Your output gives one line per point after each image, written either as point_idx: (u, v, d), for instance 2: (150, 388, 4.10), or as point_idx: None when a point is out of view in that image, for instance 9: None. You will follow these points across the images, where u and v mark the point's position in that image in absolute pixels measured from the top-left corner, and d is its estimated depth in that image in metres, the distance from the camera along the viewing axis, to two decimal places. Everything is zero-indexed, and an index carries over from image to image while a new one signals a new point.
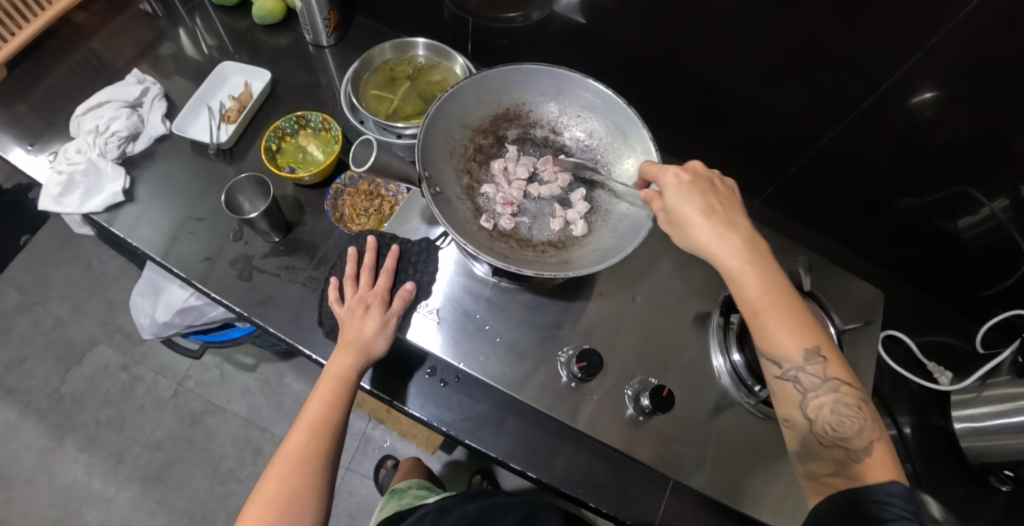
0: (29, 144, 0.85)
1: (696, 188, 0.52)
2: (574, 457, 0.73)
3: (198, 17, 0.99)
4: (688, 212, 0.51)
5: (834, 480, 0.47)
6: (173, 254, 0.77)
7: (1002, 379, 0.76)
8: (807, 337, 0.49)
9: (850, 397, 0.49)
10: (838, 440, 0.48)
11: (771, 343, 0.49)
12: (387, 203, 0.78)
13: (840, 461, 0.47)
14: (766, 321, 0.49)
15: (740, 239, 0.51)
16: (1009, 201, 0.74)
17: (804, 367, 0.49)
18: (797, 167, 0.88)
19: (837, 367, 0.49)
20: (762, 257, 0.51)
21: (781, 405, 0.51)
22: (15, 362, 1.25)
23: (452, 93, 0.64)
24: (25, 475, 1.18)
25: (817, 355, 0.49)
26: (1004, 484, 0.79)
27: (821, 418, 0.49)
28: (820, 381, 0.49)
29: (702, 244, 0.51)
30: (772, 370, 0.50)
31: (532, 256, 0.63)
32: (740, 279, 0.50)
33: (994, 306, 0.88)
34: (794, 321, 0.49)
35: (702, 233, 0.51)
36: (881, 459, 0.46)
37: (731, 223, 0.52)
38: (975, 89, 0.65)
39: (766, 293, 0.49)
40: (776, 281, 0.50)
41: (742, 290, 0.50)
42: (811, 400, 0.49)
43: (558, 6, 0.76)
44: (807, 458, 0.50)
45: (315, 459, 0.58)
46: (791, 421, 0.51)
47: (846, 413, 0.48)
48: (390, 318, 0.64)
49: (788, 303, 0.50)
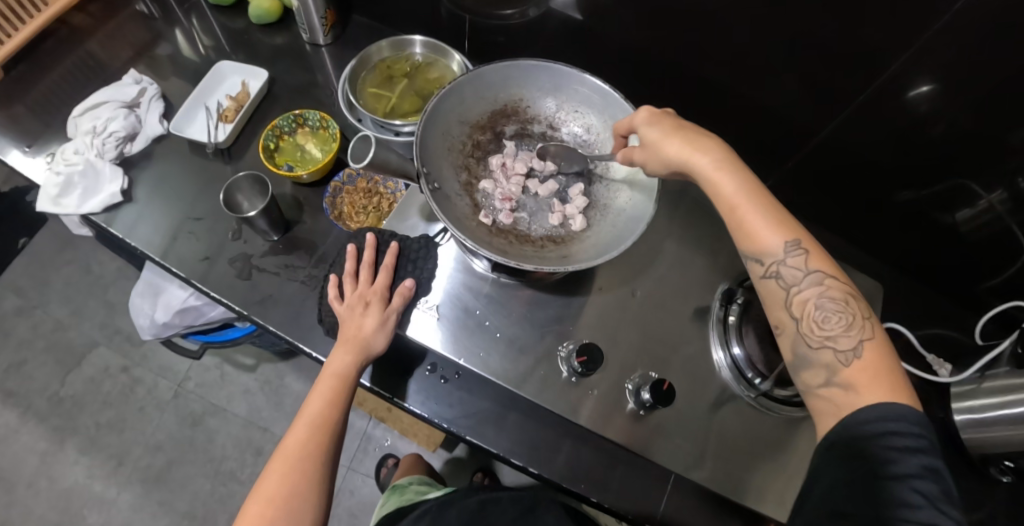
0: (26, 145, 0.85)
1: (661, 115, 0.57)
2: (577, 452, 0.73)
3: (194, 17, 0.99)
4: (654, 133, 0.55)
5: (828, 390, 0.45)
6: (172, 254, 0.77)
7: (1001, 371, 0.78)
8: (787, 229, 0.49)
9: (837, 292, 0.47)
10: (826, 339, 0.46)
11: (750, 240, 0.50)
12: (386, 200, 0.77)
13: (829, 366, 0.45)
14: (743, 215, 0.50)
15: (713, 145, 0.53)
16: (1007, 193, 0.74)
17: (786, 259, 0.48)
18: (795, 160, 0.88)
19: (820, 260, 0.48)
20: (737, 162, 0.52)
21: (769, 310, 0.50)
22: (15, 365, 1.25)
23: (450, 90, 0.65)
24: (26, 478, 1.18)
25: (798, 246, 0.48)
26: (1004, 476, 0.79)
27: (806, 315, 0.47)
28: (802, 273, 0.48)
29: (676, 151, 0.53)
30: (755, 270, 0.50)
31: (532, 251, 0.63)
32: (716, 175, 0.51)
33: (992, 298, 0.89)
34: (771, 216, 0.50)
35: (673, 144, 0.54)
36: (872, 362, 0.44)
37: (704, 133, 0.54)
38: (972, 82, 0.65)
39: (739, 188, 0.50)
40: (749, 182, 0.51)
41: (716, 187, 0.51)
42: (796, 296, 0.48)
43: (555, 2, 0.76)
44: (802, 368, 0.47)
45: (315, 456, 0.58)
46: (782, 329, 0.50)
47: (832, 308, 0.46)
48: (390, 315, 0.64)
49: (763, 202, 0.50)
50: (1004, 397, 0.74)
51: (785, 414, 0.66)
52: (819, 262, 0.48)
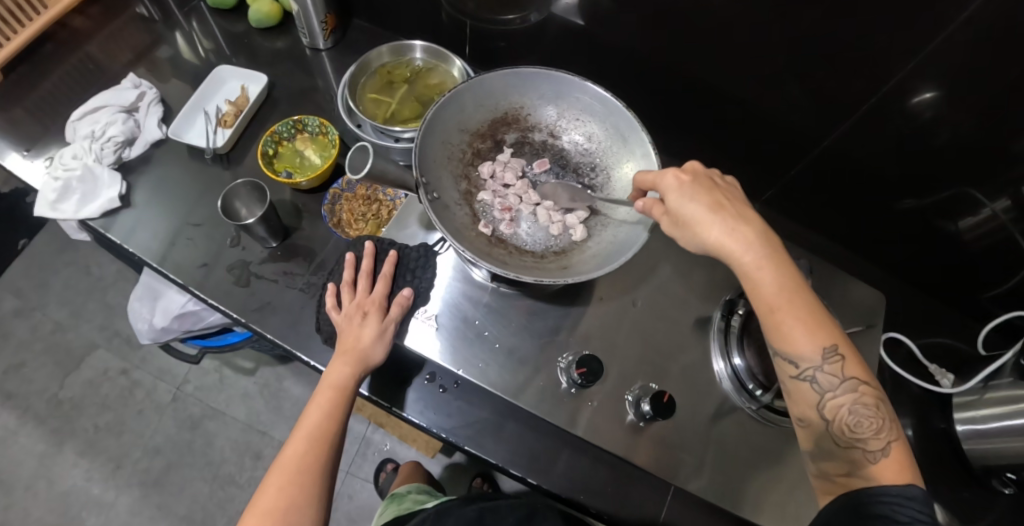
0: (25, 149, 0.85)
1: (701, 186, 0.51)
2: (576, 463, 0.72)
3: (195, 20, 0.98)
4: (693, 212, 0.49)
5: (846, 480, 0.47)
6: (170, 260, 0.77)
7: (1003, 382, 0.77)
8: (824, 336, 0.48)
9: (868, 397, 0.48)
10: (856, 441, 0.47)
11: (787, 344, 0.48)
12: (385, 207, 0.77)
13: (855, 463, 0.47)
14: (783, 321, 0.48)
15: (756, 238, 0.49)
16: (1011, 201, 0.73)
17: (824, 366, 0.48)
18: (798, 168, 0.87)
19: (855, 367, 0.48)
20: (778, 256, 0.49)
21: (796, 404, 0.50)
22: (14, 367, 1.25)
23: (450, 97, 0.64)
24: (24, 480, 1.17)
25: (836, 354, 0.47)
26: (1006, 487, 0.79)
27: (838, 418, 0.48)
28: (838, 380, 0.48)
29: (716, 242, 0.49)
30: (787, 370, 0.49)
31: (531, 262, 0.62)
32: (755, 272, 0.48)
33: (995, 307, 0.89)
34: (810, 319, 0.48)
35: (715, 231, 0.49)
36: (898, 463, 0.46)
37: (741, 218, 0.50)
38: (975, 89, 0.64)
39: (781, 289, 0.48)
40: (788, 279, 0.48)
41: (756, 287, 0.48)
42: (829, 400, 0.48)
43: (556, 8, 0.76)
44: (823, 459, 0.49)
45: (313, 471, 0.57)
46: (807, 422, 0.50)
47: (864, 413, 0.47)
48: (388, 325, 0.63)
49: (804, 302, 0.48)
50: (1007, 408, 0.74)
51: (786, 426, 0.66)
52: (855, 370, 0.47)
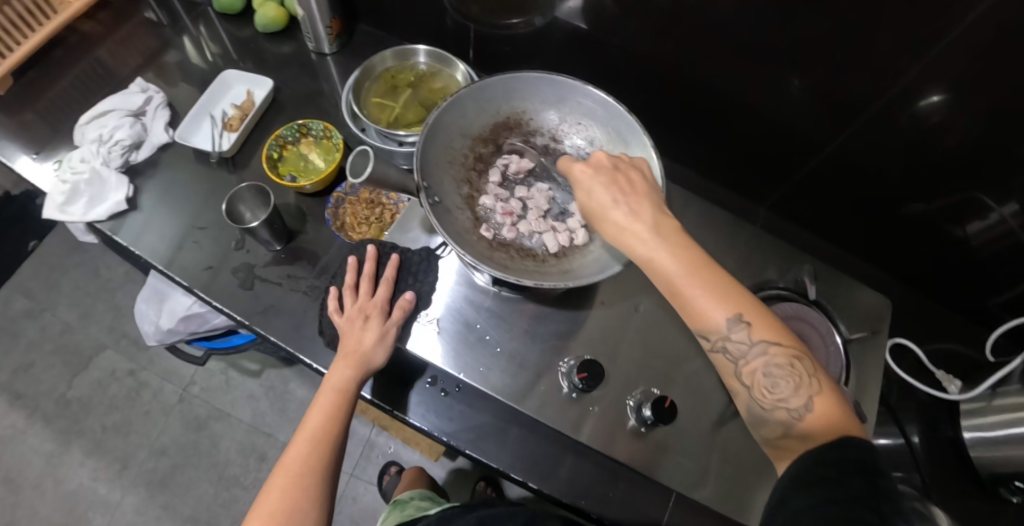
0: (35, 152, 0.86)
1: (602, 174, 0.51)
2: (577, 469, 0.72)
3: (202, 25, 0.99)
4: (596, 206, 0.50)
5: (787, 443, 0.44)
6: (175, 263, 0.77)
7: (1012, 388, 0.76)
8: (728, 302, 0.45)
9: (782, 356, 0.45)
10: (778, 402, 0.45)
11: (695, 321, 0.46)
12: (388, 211, 0.77)
13: (784, 423, 0.44)
14: (686, 300, 0.46)
15: (644, 225, 0.48)
16: (1020, 206, 0.73)
17: (731, 335, 0.45)
18: (803, 172, 0.87)
19: (765, 329, 0.45)
20: (671, 235, 0.47)
21: (723, 375, 0.48)
22: (23, 368, 1.26)
23: (452, 102, 0.64)
24: (32, 479, 1.18)
25: (740, 320, 0.45)
26: (1015, 496, 0.77)
27: (757, 384, 0.46)
28: (747, 346, 0.45)
29: (613, 238, 0.49)
30: (704, 344, 0.47)
31: (532, 265, 0.62)
32: (651, 265, 0.47)
33: (1005, 313, 0.88)
34: (712, 290, 0.45)
35: (612, 221, 0.49)
36: (824, 413, 0.43)
37: (635, 208, 0.49)
38: (983, 95, 0.64)
39: (680, 271, 0.46)
40: (685, 255, 0.46)
41: (655, 277, 0.47)
42: (745, 367, 0.46)
43: (559, 11, 0.76)
44: (759, 426, 0.47)
45: (316, 472, 0.57)
46: (734, 390, 0.48)
47: (779, 373, 0.44)
48: (389, 328, 0.63)
49: (705, 276, 0.46)
50: (1014, 415, 0.73)
51: None
52: (762, 333, 0.44)
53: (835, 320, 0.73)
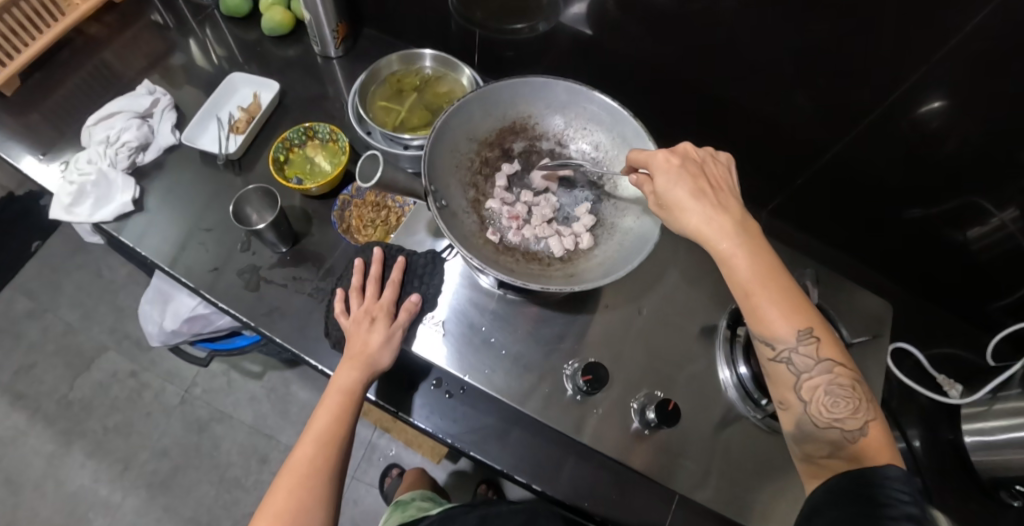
0: (41, 154, 0.86)
1: (686, 173, 0.52)
2: (581, 471, 0.72)
3: (208, 28, 1.00)
4: (677, 198, 0.51)
5: (830, 463, 0.46)
6: (181, 264, 0.78)
7: (1012, 393, 0.77)
8: (800, 317, 0.47)
9: (844, 378, 0.47)
10: (834, 421, 0.46)
11: (763, 326, 0.48)
12: (393, 214, 0.77)
13: (835, 443, 0.46)
14: (757, 302, 0.48)
15: (731, 222, 0.49)
16: (1020, 211, 0.74)
17: (799, 347, 0.47)
18: (804, 178, 0.88)
19: (831, 348, 0.47)
20: (754, 241, 0.49)
21: (775, 387, 0.50)
22: (24, 368, 1.26)
23: (459, 106, 0.65)
24: (33, 480, 1.18)
25: (810, 335, 0.47)
26: (1015, 500, 0.78)
27: (815, 399, 0.47)
28: (814, 362, 0.47)
29: (692, 227, 0.50)
30: (764, 351, 0.49)
31: (538, 269, 0.63)
32: (731, 260, 0.48)
33: (1004, 318, 0.89)
34: (784, 301, 0.48)
35: (694, 217, 0.50)
36: (878, 441, 0.45)
37: (721, 205, 0.50)
38: (983, 101, 0.65)
39: (756, 272, 0.47)
40: (765, 261, 0.48)
41: (731, 271, 0.48)
42: (806, 381, 0.48)
43: (564, 17, 0.77)
44: (804, 441, 0.48)
45: (322, 473, 0.58)
46: (783, 403, 0.50)
47: (841, 394, 0.47)
48: (395, 330, 0.64)
49: (779, 284, 0.48)
50: (1014, 420, 0.74)
51: None
52: (831, 351, 0.47)
53: (836, 323, 0.71)
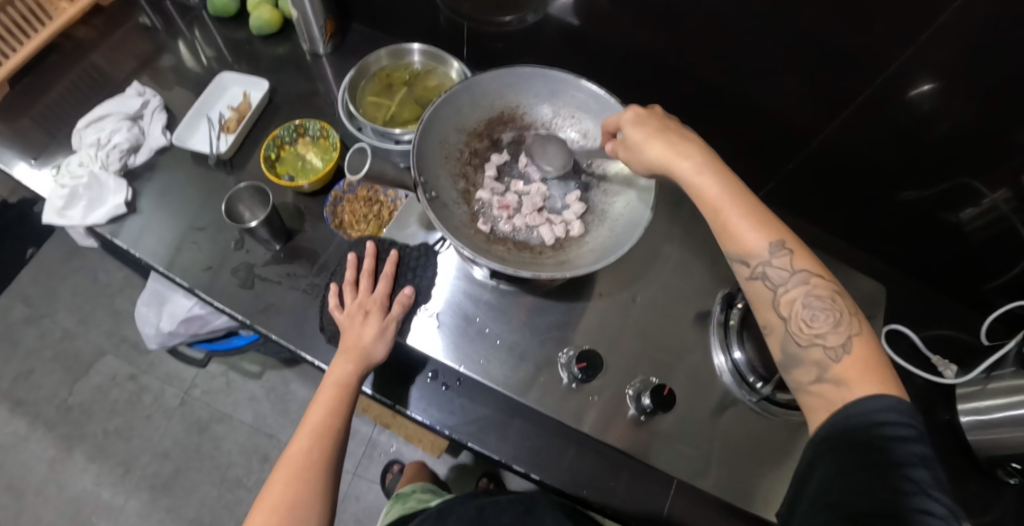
0: (32, 158, 0.86)
1: (649, 116, 0.58)
2: (579, 459, 0.73)
3: (196, 28, 1.00)
4: (640, 134, 0.57)
5: (820, 384, 0.47)
6: (176, 264, 0.78)
7: (1007, 371, 0.78)
8: (773, 232, 0.51)
9: (822, 290, 0.49)
10: (816, 337, 0.48)
11: (737, 244, 0.51)
12: (386, 209, 0.77)
13: (821, 362, 0.47)
14: (727, 218, 0.52)
15: (694, 148, 0.55)
16: (1012, 192, 0.74)
17: (772, 261, 0.50)
18: (795, 163, 0.88)
19: (806, 260, 0.50)
20: (719, 167, 0.54)
21: (758, 311, 0.52)
22: (23, 374, 1.27)
23: (447, 97, 0.65)
24: (35, 485, 1.19)
25: (783, 249, 0.50)
26: (1012, 477, 0.78)
27: (794, 315, 0.49)
28: (788, 275, 0.50)
29: (655, 156, 0.56)
30: (742, 273, 0.52)
31: (529, 257, 0.63)
32: (695, 180, 0.54)
33: (998, 298, 0.89)
34: (753, 218, 0.51)
35: (655, 148, 0.56)
36: (860, 355, 0.46)
37: (686, 145, 0.55)
38: (970, 84, 0.65)
39: (723, 189, 0.52)
40: (731, 184, 0.53)
41: (697, 191, 0.53)
42: (784, 298, 0.50)
43: (552, 8, 0.77)
44: (792, 365, 0.49)
45: (319, 466, 0.58)
46: (770, 329, 0.51)
47: (819, 307, 0.48)
48: (389, 323, 0.64)
49: (751, 205, 0.52)
50: (1010, 398, 0.74)
51: (788, 417, 0.66)
52: (804, 262, 0.49)
53: None
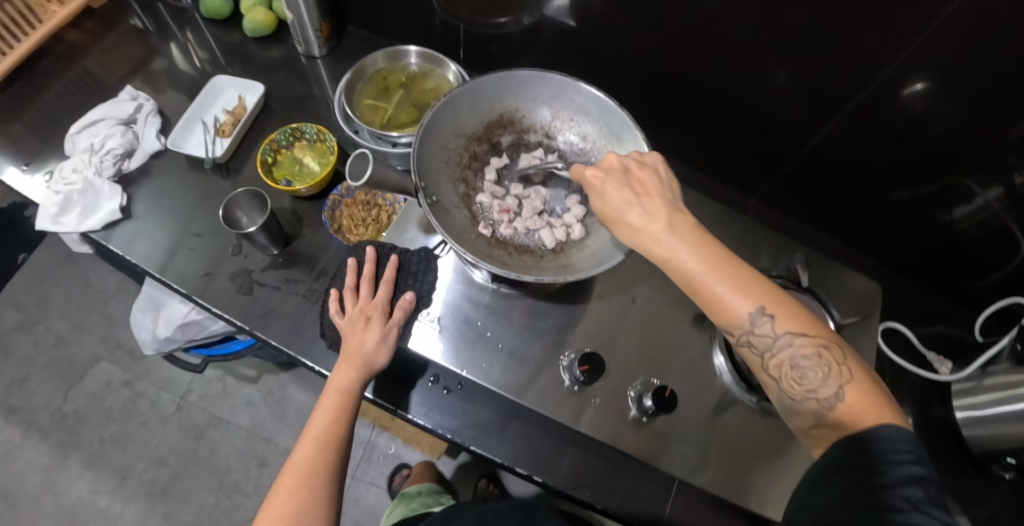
0: (25, 164, 0.85)
1: (611, 175, 0.52)
2: (580, 460, 0.73)
3: (189, 31, 0.99)
4: (609, 207, 0.51)
5: (819, 433, 0.46)
6: (172, 270, 0.77)
7: (1001, 366, 0.78)
8: (751, 295, 0.47)
9: (810, 346, 0.46)
10: (808, 392, 0.46)
11: (719, 314, 0.48)
12: (384, 213, 0.78)
13: (816, 413, 0.45)
14: (705, 294, 0.48)
15: (662, 223, 0.49)
16: (1004, 191, 0.75)
17: (754, 328, 0.47)
18: (791, 164, 0.89)
19: (787, 320, 0.46)
20: (688, 235, 0.48)
21: (752, 368, 0.50)
22: (16, 382, 1.25)
23: (446, 102, 0.65)
24: (30, 493, 1.17)
25: (763, 313, 0.46)
26: (1006, 472, 0.80)
27: (786, 374, 0.47)
28: (773, 338, 0.47)
29: (630, 239, 0.50)
30: (730, 338, 0.49)
31: (530, 261, 0.63)
32: (668, 263, 0.48)
33: (992, 295, 0.90)
34: (732, 282, 0.47)
35: (626, 226, 0.50)
36: (854, 404, 0.44)
37: (650, 208, 0.50)
38: (963, 84, 0.65)
39: (698, 263, 0.47)
40: (704, 254, 0.48)
41: (674, 275, 0.48)
42: (773, 359, 0.47)
43: (548, 9, 0.77)
44: (792, 416, 0.48)
45: (322, 473, 0.58)
46: (766, 382, 0.50)
47: (808, 364, 0.46)
48: (390, 329, 0.64)
49: (725, 271, 0.47)
50: (1004, 394, 0.75)
51: None
52: (786, 324, 0.46)
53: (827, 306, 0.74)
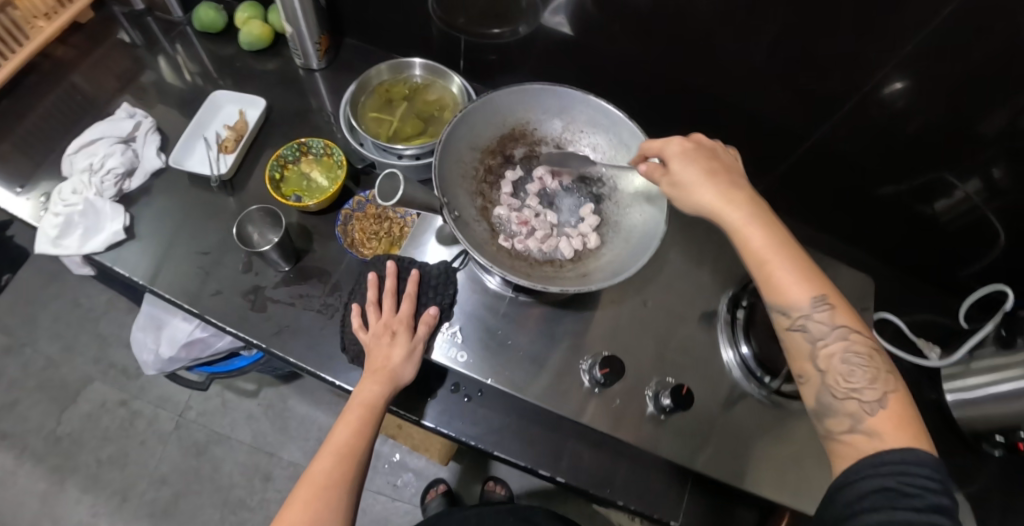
0: (18, 187, 0.83)
1: (699, 155, 0.57)
2: (597, 460, 0.75)
3: (180, 45, 0.97)
4: (690, 175, 0.56)
5: (852, 437, 0.48)
6: (180, 289, 0.76)
7: (987, 351, 0.83)
8: (816, 287, 0.51)
9: (860, 346, 0.50)
10: (851, 391, 0.49)
11: (780, 293, 0.52)
12: (396, 225, 0.79)
13: (854, 415, 0.49)
14: (775, 271, 0.52)
15: (745, 201, 0.55)
16: (983, 184, 0.79)
17: (813, 314, 0.51)
18: (784, 166, 0.92)
19: (845, 316, 0.51)
20: (768, 219, 0.54)
21: (793, 359, 0.53)
22: (7, 407, 1.22)
23: (462, 117, 0.66)
24: (26, 520, 1.14)
25: (824, 303, 0.51)
26: (996, 449, 0.84)
27: (831, 368, 0.51)
28: (828, 328, 0.51)
29: (710, 204, 0.55)
30: (781, 321, 0.53)
31: (550, 271, 0.65)
32: (744, 231, 0.53)
33: (974, 283, 0.94)
34: (799, 271, 0.52)
35: (706, 196, 0.55)
36: (893, 414, 0.47)
37: (733, 185, 0.56)
38: (940, 84, 0.69)
39: (769, 243, 0.52)
40: (780, 238, 0.53)
41: (746, 242, 0.53)
42: (822, 350, 0.51)
43: (545, 20, 0.78)
44: (825, 415, 0.51)
45: (343, 485, 0.58)
46: (803, 376, 0.53)
47: (857, 362, 0.50)
48: (417, 344, 0.65)
49: (795, 258, 0.52)
50: (994, 376, 0.80)
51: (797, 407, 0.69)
52: (844, 318, 0.50)
53: None
